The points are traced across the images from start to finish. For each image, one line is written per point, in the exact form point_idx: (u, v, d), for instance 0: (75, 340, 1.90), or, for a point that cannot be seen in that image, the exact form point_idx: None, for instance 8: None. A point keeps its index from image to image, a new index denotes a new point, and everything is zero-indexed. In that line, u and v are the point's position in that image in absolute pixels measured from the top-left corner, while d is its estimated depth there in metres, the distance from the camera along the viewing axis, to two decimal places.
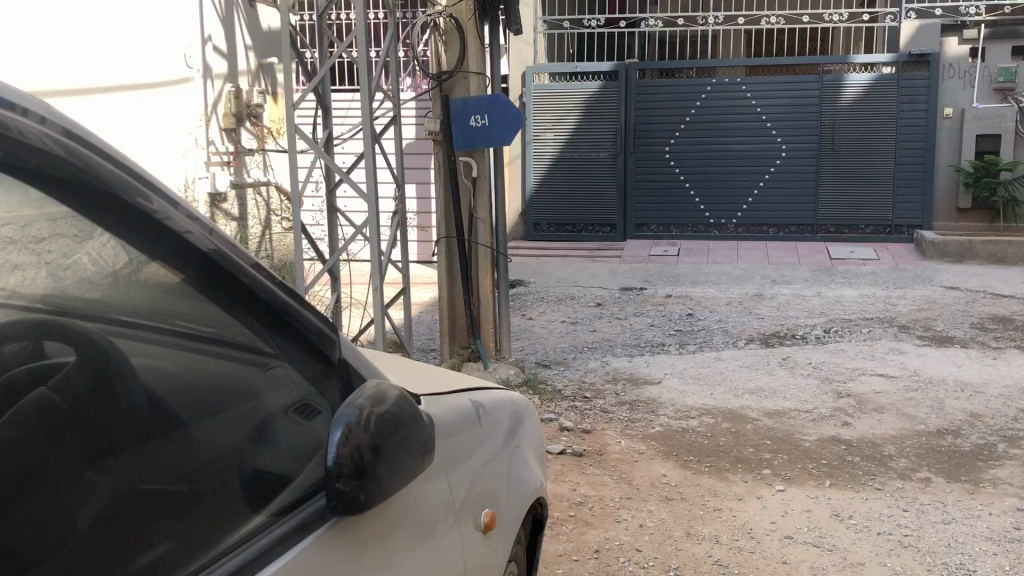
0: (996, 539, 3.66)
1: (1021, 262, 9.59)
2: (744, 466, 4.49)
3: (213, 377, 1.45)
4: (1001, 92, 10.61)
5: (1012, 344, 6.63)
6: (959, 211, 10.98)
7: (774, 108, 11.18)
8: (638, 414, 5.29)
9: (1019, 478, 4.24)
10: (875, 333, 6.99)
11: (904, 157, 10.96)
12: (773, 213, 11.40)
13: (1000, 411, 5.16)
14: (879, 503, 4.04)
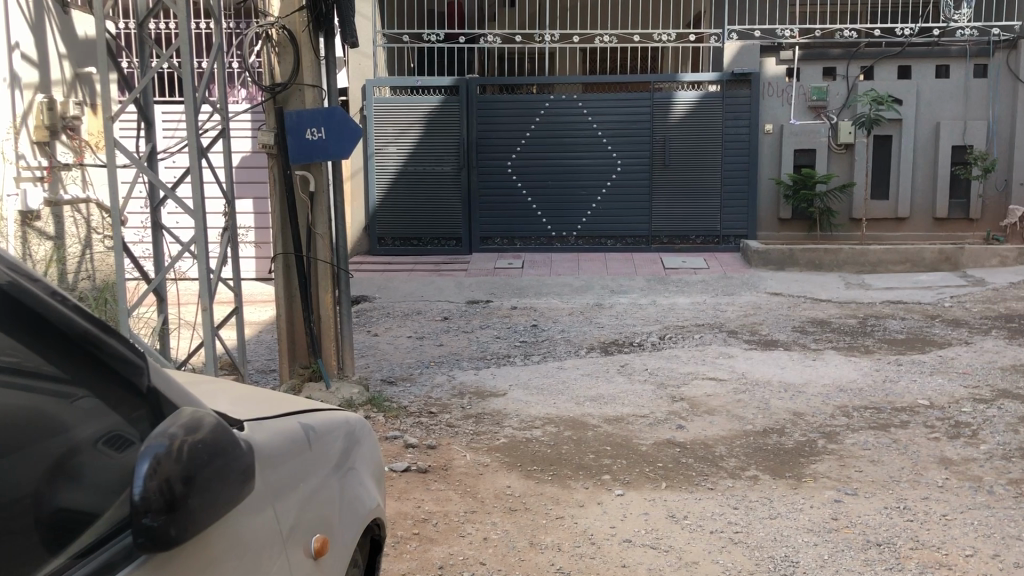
0: (816, 531, 3.89)
1: (836, 268, 10.27)
2: (585, 473, 4.59)
3: (17, 410, 1.34)
4: (815, 111, 11.38)
5: (829, 345, 7.09)
6: (780, 221, 11.69)
7: (609, 124, 11.55)
8: (483, 426, 5.31)
9: (836, 471, 4.53)
10: (707, 339, 7.32)
11: (729, 171, 11.52)
12: (611, 225, 11.76)
13: (818, 408, 5.50)
14: (711, 502, 4.22)
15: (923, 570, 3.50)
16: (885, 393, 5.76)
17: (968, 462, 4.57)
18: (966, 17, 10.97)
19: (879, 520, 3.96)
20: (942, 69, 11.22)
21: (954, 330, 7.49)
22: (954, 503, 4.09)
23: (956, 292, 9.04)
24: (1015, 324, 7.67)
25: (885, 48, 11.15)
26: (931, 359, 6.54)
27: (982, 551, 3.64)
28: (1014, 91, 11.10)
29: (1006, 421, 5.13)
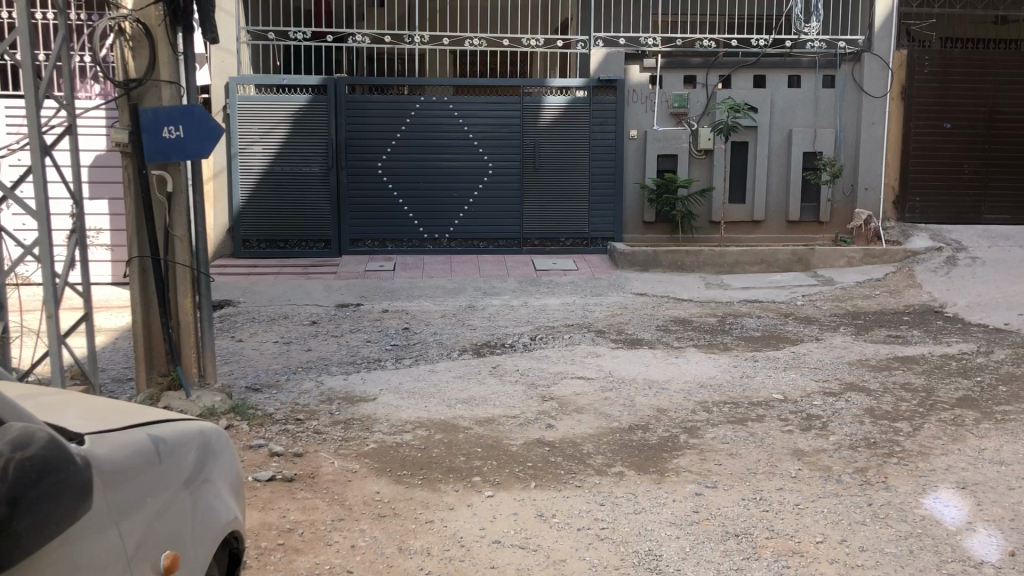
0: (678, 524, 4.01)
1: (699, 269, 10.64)
2: (455, 476, 4.58)
3: None
4: (676, 117, 11.78)
5: (691, 343, 7.33)
6: (645, 224, 12.04)
7: (480, 127, 11.60)
8: (352, 432, 5.22)
9: (697, 465, 4.68)
10: (576, 339, 7.45)
11: (597, 175, 11.76)
12: (482, 227, 11.81)
13: (681, 405, 5.68)
14: (578, 500, 4.29)
15: (777, 558, 3.66)
16: (743, 388, 6.01)
17: (818, 452, 4.81)
18: (815, 30, 11.54)
19: (737, 511, 4.12)
20: (794, 79, 11.81)
21: (806, 327, 7.89)
22: (805, 493, 4.30)
23: (807, 292, 9.53)
24: (860, 321, 8.14)
25: (742, 58, 11.65)
26: (785, 355, 6.86)
27: (831, 537, 3.83)
28: (859, 102, 11.75)
29: (853, 412, 5.44)
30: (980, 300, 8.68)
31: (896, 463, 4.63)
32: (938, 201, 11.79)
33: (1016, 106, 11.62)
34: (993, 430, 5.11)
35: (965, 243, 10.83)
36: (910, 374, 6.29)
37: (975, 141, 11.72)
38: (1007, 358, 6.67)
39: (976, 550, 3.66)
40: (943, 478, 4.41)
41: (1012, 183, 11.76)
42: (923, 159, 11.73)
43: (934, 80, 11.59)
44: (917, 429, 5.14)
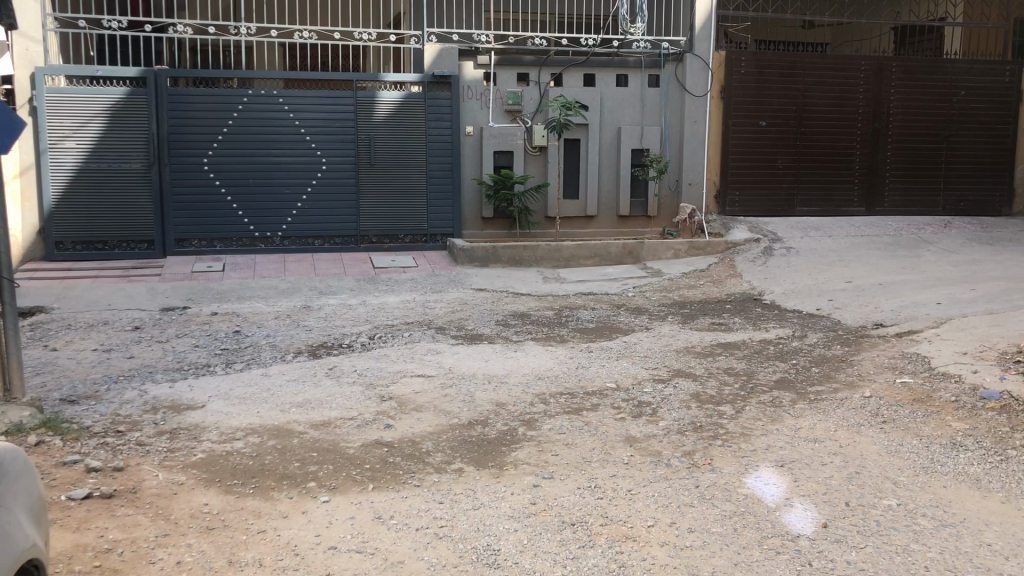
0: (517, 517, 4.04)
1: (536, 263, 10.80)
2: (290, 482, 4.43)
3: None
4: (511, 114, 11.91)
5: (528, 336, 7.43)
6: (483, 220, 12.11)
7: (312, 122, 11.32)
8: (178, 442, 4.96)
9: (535, 458, 4.74)
10: (415, 336, 7.39)
11: (434, 171, 11.74)
12: (316, 225, 11.55)
13: (520, 398, 5.73)
14: (416, 499, 4.24)
15: (612, 544, 3.75)
16: (578, 378, 6.14)
17: (649, 438, 4.97)
18: (641, 30, 11.96)
19: (574, 500, 4.19)
20: (622, 78, 12.18)
21: (637, 317, 8.16)
22: (637, 478, 4.43)
23: (638, 283, 9.86)
24: (687, 310, 8.50)
25: (572, 57, 11.90)
26: (617, 345, 7.06)
27: (662, 520, 3.96)
28: (682, 101, 12.25)
29: (680, 398, 5.67)
30: (795, 287, 9.25)
31: (721, 445, 4.85)
32: (755, 195, 12.49)
33: (823, 105, 12.42)
34: (807, 409, 5.45)
35: (781, 234, 11.51)
36: (732, 360, 6.62)
37: (788, 138, 12.46)
38: (819, 341, 7.14)
39: (793, 525, 3.88)
40: (763, 457, 4.66)
41: (822, 177, 12.59)
42: (742, 156, 12.36)
43: (750, 80, 12.21)
44: (739, 412, 5.40)
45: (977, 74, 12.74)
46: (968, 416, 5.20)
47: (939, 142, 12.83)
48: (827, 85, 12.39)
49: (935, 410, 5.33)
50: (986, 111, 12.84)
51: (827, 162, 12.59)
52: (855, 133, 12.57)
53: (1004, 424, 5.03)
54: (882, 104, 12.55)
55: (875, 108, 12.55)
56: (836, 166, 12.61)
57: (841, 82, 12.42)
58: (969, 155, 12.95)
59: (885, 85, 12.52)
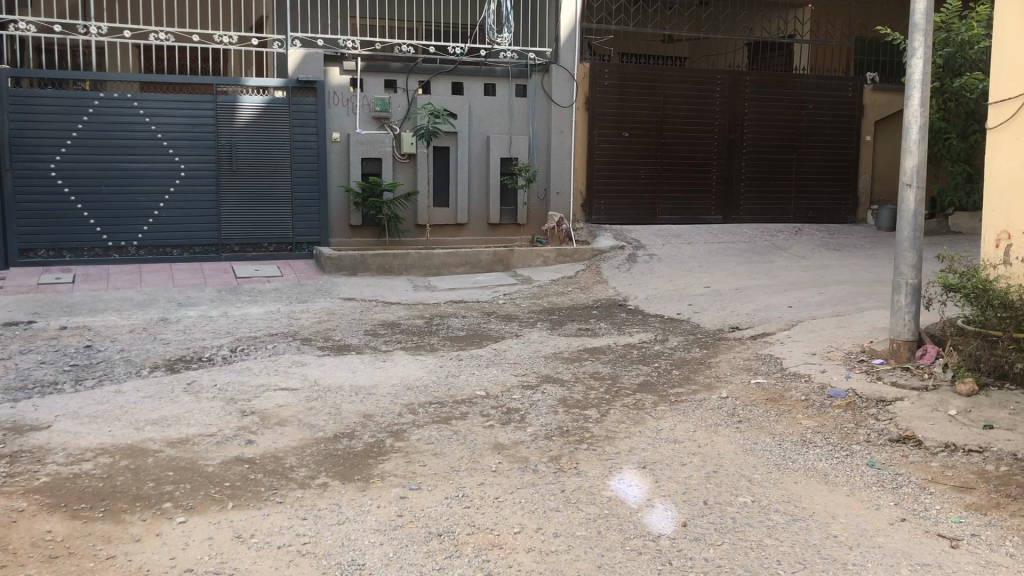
0: (383, 530, 3.98)
1: (405, 271, 10.74)
2: (142, 504, 4.22)
3: None
4: (378, 121, 11.79)
5: (398, 346, 7.35)
6: (351, 228, 11.94)
7: (170, 127, 10.92)
8: (20, 466, 4.64)
9: (402, 469, 4.68)
10: (279, 348, 7.20)
11: (299, 178, 11.50)
12: (175, 233, 11.10)
13: (388, 409, 5.66)
14: (278, 516, 4.11)
15: (478, 553, 3.74)
16: (448, 387, 6.11)
17: (517, 445, 5.00)
18: (507, 40, 12.07)
19: (440, 511, 4.16)
20: (489, 86, 12.28)
21: (507, 324, 8.22)
22: (504, 485, 4.44)
23: (508, 290, 9.93)
24: (555, 316, 8.62)
25: (439, 65, 11.89)
26: (486, 352, 7.08)
27: (528, 526, 3.98)
28: (549, 111, 12.44)
29: (548, 403, 5.73)
30: (658, 292, 9.52)
31: (586, 448, 4.93)
32: (621, 204, 12.81)
33: (683, 117, 12.87)
34: (668, 411, 5.61)
35: (644, 241, 11.85)
36: (598, 364, 6.75)
37: (650, 148, 12.84)
38: (680, 344, 7.37)
39: (654, 525, 3.97)
40: (626, 459, 4.76)
41: (682, 186, 13.04)
42: (607, 165, 12.66)
43: (614, 92, 12.53)
44: (603, 415, 5.52)
45: (823, 89, 13.50)
46: (817, 413, 5.47)
47: (789, 153, 13.51)
48: (686, 98, 12.85)
49: (787, 409, 5.58)
50: (832, 124, 13.62)
51: (686, 171, 13.05)
52: (712, 145, 13.09)
53: (850, 421, 5.31)
54: (736, 116, 13.12)
55: (730, 120, 13.10)
56: (695, 176, 13.08)
57: (699, 95, 12.92)
58: (817, 166, 13.69)
59: (739, 99, 13.10)
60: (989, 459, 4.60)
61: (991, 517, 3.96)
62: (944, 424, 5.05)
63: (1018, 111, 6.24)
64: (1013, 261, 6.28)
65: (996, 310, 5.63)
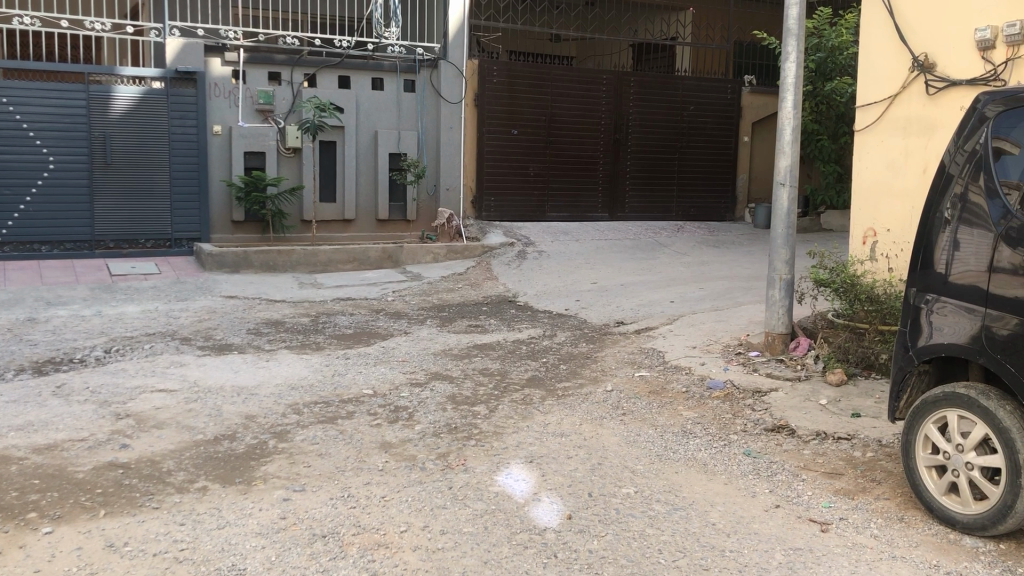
0: (265, 533, 3.88)
1: (290, 269, 10.53)
2: (5, 515, 3.98)
3: None
4: (262, 114, 11.50)
5: (282, 345, 7.19)
6: (234, 223, 11.59)
7: (37, 117, 10.39)
8: None
9: (286, 471, 4.57)
10: (157, 348, 6.93)
11: (178, 172, 11.13)
12: (43, 228, 10.60)
13: (271, 409, 5.53)
14: (154, 523, 3.96)
15: (363, 553, 3.68)
16: (333, 387, 6.01)
17: (404, 443, 4.96)
18: (395, 35, 11.92)
19: (325, 512, 4.08)
20: (377, 81, 12.11)
21: (396, 321, 8.14)
22: (391, 484, 4.40)
23: (397, 287, 9.84)
24: (445, 313, 8.59)
25: (326, 58, 11.67)
26: (374, 350, 7.00)
27: (415, 525, 3.95)
28: (437, 106, 12.34)
29: (437, 400, 5.71)
30: (547, 289, 9.63)
31: (474, 445, 4.94)
32: (510, 201, 12.90)
33: (570, 115, 13.04)
34: (555, 405, 5.67)
35: (533, 238, 11.96)
36: (487, 360, 6.77)
37: (538, 145, 12.95)
38: (568, 339, 7.47)
39: (540, 518, 4.01)
40: (514, 454, 4.79)
41: (570, 183, 13.23)
42: (496, 162, 12.72)
43: (502, 89, 12.58)
44: (492, 411, 5.53)
45: (704, 90, 13.90)
46: (697, 404, 5.63)
47: (672, 152, 13.88)
48: (572, 97, 13.02)
49: (668, 401, 5.73)
50: (713, 125, 14.04)
51: (574, 170, 13.24)
52: (599, 143, 13.32)
53: (728, 411, 5.49)
54: (622, 116, 13.38)
55: (616, 120, 13.37)
56: (582, 174, 13.29)
57: (586, 95, 13.12)
58: (698, 165, 14.10)
59: (624, 99, 13.37)
60: (857, 445, 4.83)
61: (857, 500, 4.16)
62: (816, 413, 5.29)
63: (882, 115, 6.57)
64: (878, 257, 6.64)
65: (863, 303, 6.05)
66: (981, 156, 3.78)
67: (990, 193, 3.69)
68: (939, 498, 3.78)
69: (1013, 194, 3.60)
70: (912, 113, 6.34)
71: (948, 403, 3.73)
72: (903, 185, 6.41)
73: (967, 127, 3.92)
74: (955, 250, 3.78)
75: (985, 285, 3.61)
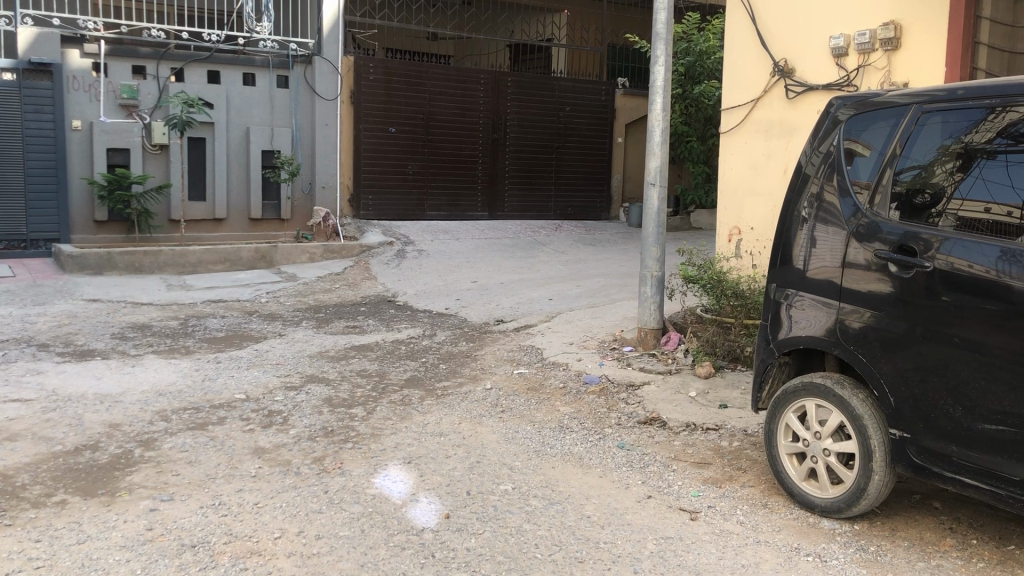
0: (130, 546, 3.71)
1: (157, 270, 10.15)
2: None
3: None
4: (126, 109, 11.03)
5: (149, 350, 6.90)
6: (97, 223, 11.06)
7: None
8: None
9: (152, 480, 4.40)
10: (11, 356, 6.54)
11: (34, 169, 10.56)
12: None
13: (136, 417, 5.30)
14: (7, 541, 3.73)
15: (235, 562, 3.57)
16: (204, 392, 5.82)
17: (279, 448, 4.85)
18: (267, 29, 11.55)
19: (194, 521, 3.95)
20: (249, 77, 11.73)
21: (270, 323, 7.94)
22: (265, 490, 4.30)
23: (272, 289, 9.61)
24: (321, 314, 8.44)
25: (194, 52, 11.27)
26: (247, 354, 6.82)
27: (289, 531, 3.87)
28: (312, 103, 12.03)
29: (312, 403, 5.60)
30: (426, 288, 9.60)
31: (351, 447, 4.87)
32: (387, 199, 12.83)
33: (447, 114, 13.06)
34: (434, 405, 5.66)
35: (412, 237, 11.89)
36: (365, 361, 6.69)
37: (416, 144, 12.93)
38: (447, 338, 7.47)
39: (418, 518, 4.00)
40: (392, 456, 4.75)
41: (448, 182, 13.26)
42: (373, 160, 12.62)
43: (378, 86, 12.50)
44: (370, 412, 5.48)
45: (579, 91, 14.14)
46: (574, 400, 5.73)
47: (549, 152, 14.06)
48: (450, 96, 13.05)
49: (546, 397, 5.80)
50: (588, 125, 14.30)
51: (453, 168, 13.27)
52: (477, 143, 13.38)
53: (602, 406, 5.61)
54: (499, 116, 13.47)
55: (494, 119, 13.46)
56: (461, 172, 13.34)
57: (463, 93, 13.16)
58: (574, 165, 14.33)
59: (501, 99, 13.47)
60: (724, 435, 5.02)
61: (724, 488, 4.32)
62: (686, 405, 5.47)
63: (746, 117, 6.84)
64: (743, 254, 6.92)
65: (729, 298, 6.28)
66: (835, 158, 3.99)
67: (843, 192, 3.89)
68: (799, 484, 3.97)
69: (863, 193, 3.81)
70: (773, 116, 6.63)
71: (806, 393, 3.92)
72: (766, 185, 6.68)
73: (821, 130, 4.12)
74: (812, 247, 3.97)
75: (839, 281, 3.81)
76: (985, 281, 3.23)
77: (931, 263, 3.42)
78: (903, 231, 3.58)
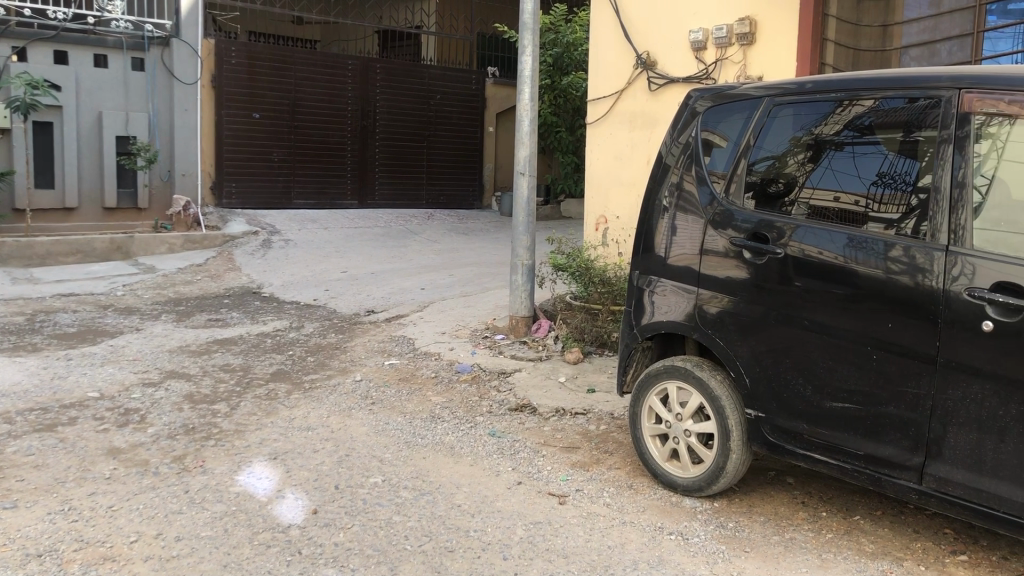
0: None
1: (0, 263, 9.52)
2: None
3: None
4: None
5: None
6: None
7: None
8: None
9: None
10: None
11: None
12: None
13: None
14: None
15: (85, 570, 3.39)
16: (53, 391, 5.50)
17: (135, 448, 4.63)
18: (120, 9, 10.98)
19: (41, 529, 3.72)
20: (100, 58, 11.08)
21: (126, 317, 7.58)
22: (120, 492, 4.09)
23: (128, 281, 9.17)
24: (182, 307, 8.12)
25: (38, 30, 10.58)
26: (101, 350, 6.48)
27: (146, 534, 3.70)
28: (169, 87, 11.54)
29: (171, 400, 5.38)
30: (293, 278, 9.37)
31: (213, 444, 4.71)
32: (252, 186, 12.49)
33: (314, 100, 12.80)
34: (301, 398, 5.53)
35: (279, 227, 11.59)
36: (228, 355, 6.47)
37: (281, 130, 12.62)
38: (316, 330, 7.32)
39: (283, 515, 3.90)
40: (257, 451, 4.62)
41: (316, 169, 13.01)
42: (236, 146, 12.25)
43: (241, 71, 12.11)
44: (233, 408, 5.30)
45: (449, 79, 14.11)
46: (444, 389, 5.71)
47: (419, 140, 13.98)
48: (316, 82, 12.79)
49: (417, 387, 5.77)
50: (458, 114, 14.28)
51: (320, 155, 13.03)
52: (345, 130, 13.17)
53: (474, 394, 5.62)
54: (368, 103, 13.30)
55: (363, 106, 13.27)
56: (329, 160, 13.11)
57: (330, 80, 12.91)
58: (445, 153, 14.29)
59: (369, 85, 13.28)
60: (591, 420, 5.12)
61: (592, 471, 4.41)
62: (555, 391, 5.55)
63: (611, 108, 6.97)
64: (609, 242, 7.06)
65: (596, 286, 6.40)
66: (693, 148, 4.11)
67: (700, 181, 4.02)
68: (662, 464, 4.09)
69: (720, 182, 3.94)
70: (637, 107, 6.78)
71: (668, 375, 4.03)
72: (631, 174, 6.83)
73: (681, 120, 4.24)
74: (673, 235, 4.08)
75: (697, 267, 3.93)
76: (832, 266, 3.40)
77: (783, 249, 3.57)
78: (757, 219, 3.72)
